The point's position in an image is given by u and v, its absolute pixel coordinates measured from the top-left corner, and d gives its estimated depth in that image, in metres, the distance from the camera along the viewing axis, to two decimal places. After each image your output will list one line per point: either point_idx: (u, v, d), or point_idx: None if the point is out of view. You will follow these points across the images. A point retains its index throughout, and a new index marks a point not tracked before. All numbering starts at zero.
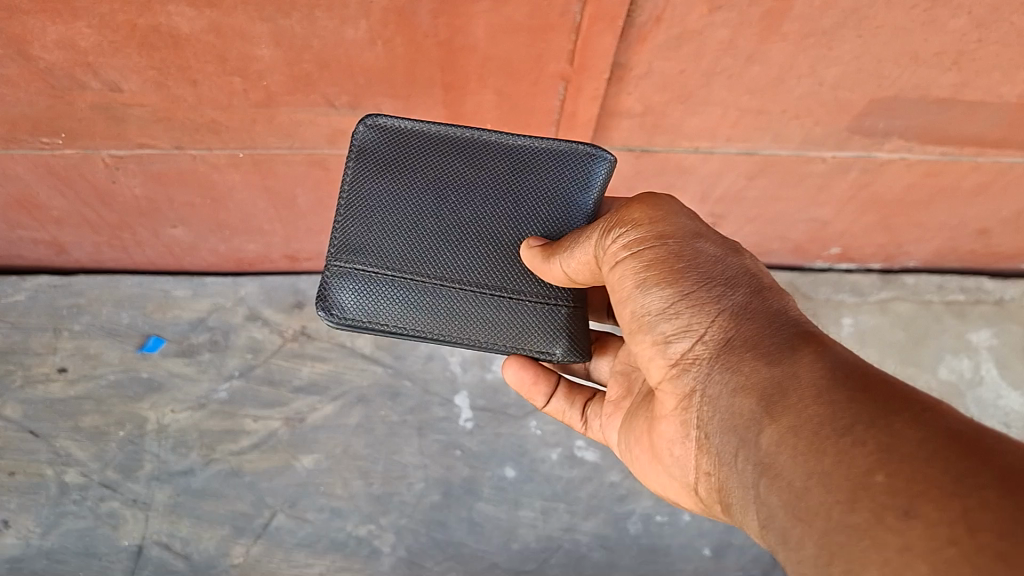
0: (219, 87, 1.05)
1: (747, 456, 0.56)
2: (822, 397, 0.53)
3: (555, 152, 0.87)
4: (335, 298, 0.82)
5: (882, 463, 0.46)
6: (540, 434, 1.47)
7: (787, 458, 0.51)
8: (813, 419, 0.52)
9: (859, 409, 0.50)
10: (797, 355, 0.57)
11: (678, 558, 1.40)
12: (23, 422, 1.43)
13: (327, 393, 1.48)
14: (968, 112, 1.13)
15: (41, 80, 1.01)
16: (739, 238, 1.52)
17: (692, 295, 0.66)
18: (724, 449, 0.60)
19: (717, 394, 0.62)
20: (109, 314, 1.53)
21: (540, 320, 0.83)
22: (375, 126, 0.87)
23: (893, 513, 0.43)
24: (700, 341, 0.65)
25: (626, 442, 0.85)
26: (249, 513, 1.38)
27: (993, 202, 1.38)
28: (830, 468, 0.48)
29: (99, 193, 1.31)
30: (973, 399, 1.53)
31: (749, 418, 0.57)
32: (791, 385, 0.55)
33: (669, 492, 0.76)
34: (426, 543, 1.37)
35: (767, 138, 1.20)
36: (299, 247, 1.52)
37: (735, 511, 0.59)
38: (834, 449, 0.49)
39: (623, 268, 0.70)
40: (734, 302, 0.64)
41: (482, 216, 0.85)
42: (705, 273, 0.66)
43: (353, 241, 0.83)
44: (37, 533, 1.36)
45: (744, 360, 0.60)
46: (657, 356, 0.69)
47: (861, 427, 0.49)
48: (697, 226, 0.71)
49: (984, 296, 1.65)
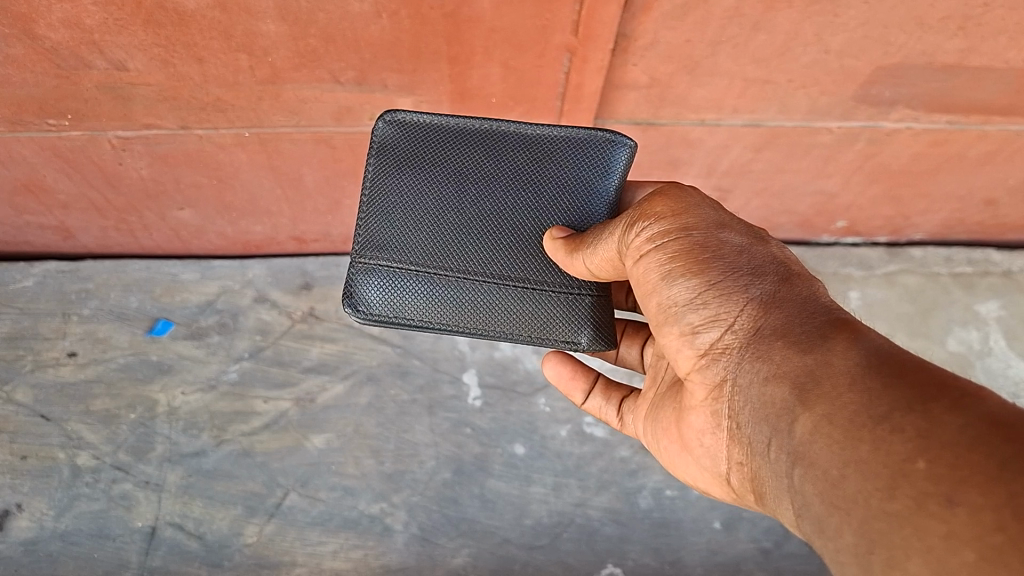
0: (224, 64, 1.05)
1: (781, 445, 0.56)
2: (857, 384, 0.52)
3: (575, 140, 0.87)
4: (361, 294, 0.83)
5: (921, 450, 0.46)
6: (550, 410, 1.48)
7: (821, 448, 0.51)
8: (849, 405, 0.52)
9: (895, 395, 0.50)
10: (830, 342, 0.57)
11: (690, 532, 1.40)
12: (34, 407, 1.44)
13: (336, 372, 1.49)
14: (974, 78, 1.13)
15: (47, 60, 1.01)
16: (746, 212, 1.52)
17: (718, 285, 0.66)
18: (757, 439, 0.60)
19: (747, 383, 0.62)
20: (118, 298, 1.55)
21: (565, 311, 0.83)
22: (394, 122, 0.88)
23: (936, 500, 0.43)
24: (729, 331, 0.64)
25: (653, 432, 0.84)
26: (261, 492, 1.38)
27: (1000, 170, 1.38)
28: (867, 456, 0.48)
29: (105, 176, 1.31)
30: (982, 368, 1.52)
31: (782, 406, 0.57)
32: (824, 373, 0.55)
33: (700, 483, 0.76)
34: (438, 520, 1.37)
35: (773, 109, 1.20)
36: (305, 228, 1.52)
37: (770, 500, 0.59)
38: (871, 436, 0.49)
39: (649, 261, 0.70)
40: (762, 290, 0.64)
41: (504, 207, 0.85)
42: (732, 263, 0.66)
43: (377, 237, 0.84)
44: (51, 515, 1.36)
45: (774, 348, 0.60)
46: (685, 348, 0.68)
47: (899, 414, 0.49)
48: (721, 216, 0.71)
49: (992, 268, 1.65)
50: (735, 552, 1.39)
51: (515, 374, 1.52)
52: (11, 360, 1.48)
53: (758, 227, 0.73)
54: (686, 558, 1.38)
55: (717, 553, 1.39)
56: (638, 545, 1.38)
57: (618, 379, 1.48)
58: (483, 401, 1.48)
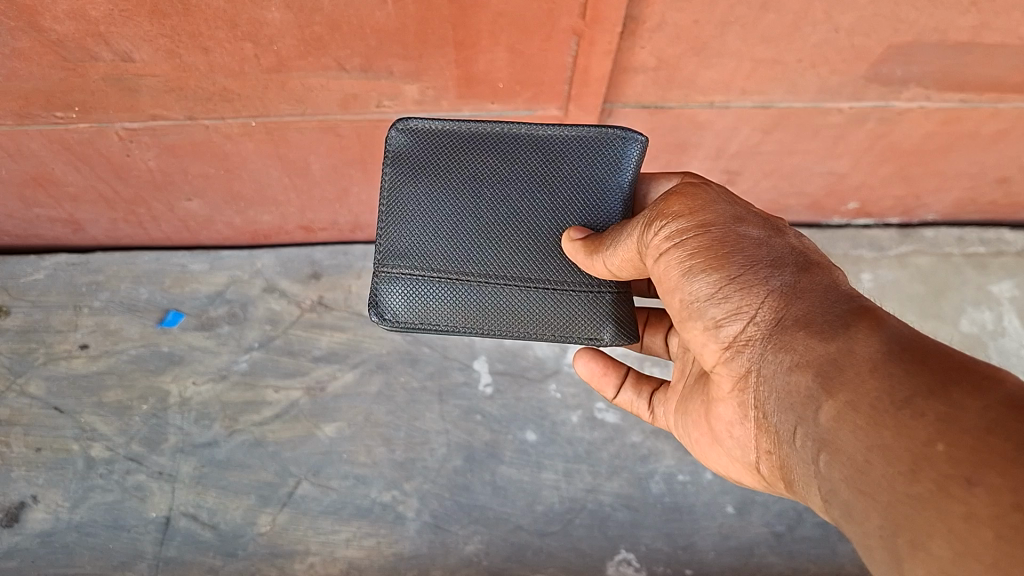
0: (229, 54, 1.05)
1: (807, 434, 0.55)
2: (878, 371, 0.51)
3: (585, 140, 0.86)
4: (386, 303, 0.84)
5: (942, 433, 0.45)
6: (560, 396, 1.48)
7: (847, 434, 0.50)
8: (871, 391, 0.51)
9: (915, 379, 0.49)
10: (852, 330, 0.56)
11: (702, 516, 1.40)
12: (47, 399, 1.45)
13: (346, 361, 1.49)
14: (987, 55, 1.11)
15: (53, 53, 1.01)
16: (755, 194, 1.50)
17: (739, 278, 0.65)
18: (784, 428, 0.60)
19: (773, 373, 0.61)
20: (128, 290, 1.55)
21: (587, 309, 0.82)
22: (407, 130, 0.87)
23: (957, 482, 0.42)
24: (752, 323, 0.63)
25: (684, 425, 0.84)
26: (274, 482, 1.39)
27: (1012, 148, 1.36)
28: (890, 441, 0.47)
29: (114, 168, 1.31)
30: (996, 349, 1.51)
31: (807, 395, 0.56)
32: (846, 360, 0.54)
33: (732, 473, 0.76)
34: (450, 506, 1.38)
35: (782, 90, 1.19)
36: (313, 217, 1.52)
37: (800, 488, 0.58)
38: (892, 421, 0.48)
39: (669, 258, 0.69)
40: (782, 282, 0.63)
41: (521, 209, 0.84)
42: (751, 256, 0.65)
43: (399, 246, 0.84)
44: (66, 506, 1.37)
45: (797, 338, 0.59)
46: (710, 342, 0.68)
47: (919, 398, 0.48)
48: (737, 210, 0.70)
49: (1005, 247, 1.63)
50: (749, 536, 1.39)
51: (525, 360, 1.51)
52: (24, 352, 1.48)
53: (775, 218, 0.72)
54: (699, 543, 1.38)
55: (729, 538, 1.39)
56: (650, 530, 1.38)
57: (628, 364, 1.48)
58: (494, 387, 1.48)
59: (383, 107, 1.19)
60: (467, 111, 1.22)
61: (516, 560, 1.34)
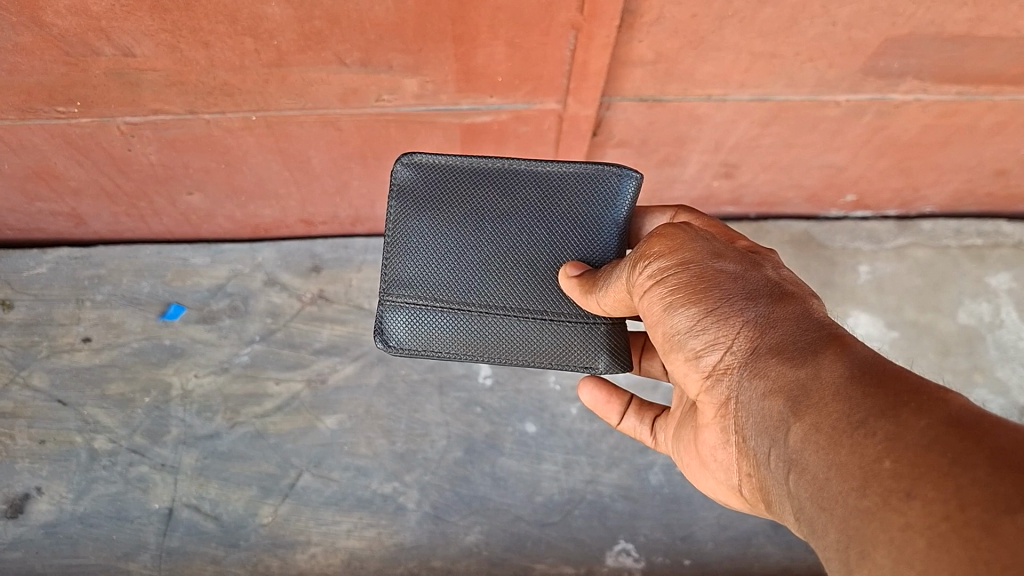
0: (230, 48, 1.05)
1: (778, 456, 0.56)
2: (840, 394, 0.52)
3: (583, 176, 0.86)
4: (390, 331, 0.86)
5: (888, 451, 0.46)
6: (560, 388, 1.48)
7: (811, 456, 0.51)
8: (832, 413, 0.52)
9: (871, 401, 0.50)
10: (819, 356, 0.57)
11: (700, 506, 1.41)
12: (50, 392, 1.46)
13: (347, 354, 1.49)
14: (983, 48, 1.12)
15: (55, 47, 1.02)
16: (754, 186, 1.51)
17: (716, 310, 0.66)
18: (760, 450, 0.60)
19: (748, 399, 0.62)
20: (129, 284, 1.55)
21: (583, 340, 0.84)
22: (411, 164, 0.88)
23: (897, 495, 0.44)
24: (730, 351, 0.64)
25: (678, 450, 0.85)
26: (275, 474, 1.40)
27: (1010, 140, 1.37)
28: (845, 459, 0.48)
29: (115, 161, 1.32)
30: (994, 341, 1.53)
31: (778, 419, 0.57)
32: (813, 385, 0.55)
33: (720, 496, 0.77)
34: (451, 498, 1.39)
35: (780, 83, 1.20)
36: (314, 211, 1.52)
37: (776, 508, 0.59)
38: (848, 441, 0.49)
39: (651, 295, 0.70)
40: (757, 312, 0.64)
41: (519, 243, 0.85)
42: (729, 289, 0.66)
43: (402, 277, 0.86)
44: (70, 498, 1.38)
45: (770, 364, 0.60)
46: (692, 372, 0.68)
47: (872, 418, 0.49)
48: (716, 247, 0.71)
49: (1002, 239, 1.62)
50: (746, 527, 1.40)
51: None
52: (27, 346, 1.49)
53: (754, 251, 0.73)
54: (697, 533, 1.40)
55: (728, 528, 1.40)
56: (649, 521, 1.40)
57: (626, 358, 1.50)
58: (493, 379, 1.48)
59: (382, 100, 1.20)
60: (466, 105, 1.23)
61: (516, 550, 1.36)
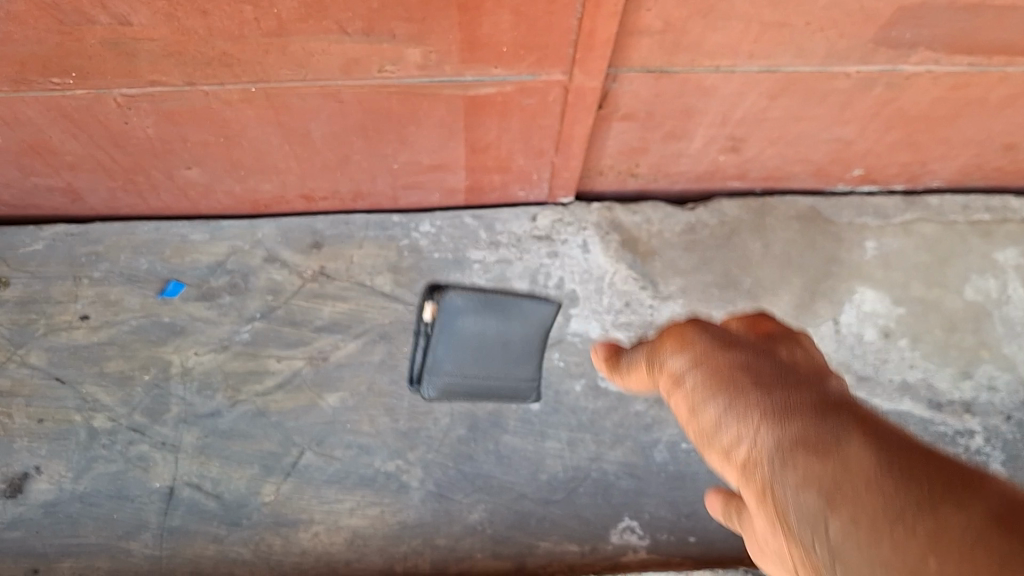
0: (229, 16, 1.03)
1: (811, 562, 0.58)
2: (873, 491, 0.55)
3: None
4: None
5: (928, 550, 0.49)
6: (564, 364, 1.47)
7: (850, 553, 0.54)
8: (868, 507, 0.54)
9: (904, 496, 0.53)
10: (846, 448, 0.59)
11: (704, 484, 1.41)
12: (48, 370, 1.44)
13: (349, 331, 1.47)
14: (997, 18, 1.10)
15: (49, 16, 1.00)
16: (761, 160, 1.49)
17: (743, 409, 0.69)
18: (786, 543, 0.62)
19: (773, 486, 0.63)
20: (127, 261, 1.51)
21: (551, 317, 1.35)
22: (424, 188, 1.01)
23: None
24: (754, 444, 0.67)
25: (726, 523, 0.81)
26: (277, 452, 1.39)
27: (1021, 113, 1.35)
28: (886, 557, 0.51)
29: (112, 135, 1.29)
30: (1000, 317, 1.52)
31: (807, 510, 0.59)
32: (845, 481, 0.57)
33: None
34: (455, 475, 1.38)
35: (790, 55, 1.18)
36: (314, 185, 1.48)
37: None
38: (891, 530, 0.52)
39: (687, 389, 0.75)
40: (779, 403, 0.67)
41: None
42: (758, 385, 0.70)
43: None
44: (70, 477, 1.37)
45: (796, 454, 0.62)
46: (723, 469, 0.71)
47: (909, 514, 0.52)
48: (733, 347, 0.75)
49: (1011, 215, 1.58)
50: None
51: None
52: (23, 324, 1.47)
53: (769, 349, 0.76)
54: (700, 510, 1.40)
55: None
56: (653, 498, 1.40)
57: (629, 335, 1.49)
58: None
59: (385, 72, 1.18)
60: (470, 77, 1.20)
61: (519, 528, 1.37)
